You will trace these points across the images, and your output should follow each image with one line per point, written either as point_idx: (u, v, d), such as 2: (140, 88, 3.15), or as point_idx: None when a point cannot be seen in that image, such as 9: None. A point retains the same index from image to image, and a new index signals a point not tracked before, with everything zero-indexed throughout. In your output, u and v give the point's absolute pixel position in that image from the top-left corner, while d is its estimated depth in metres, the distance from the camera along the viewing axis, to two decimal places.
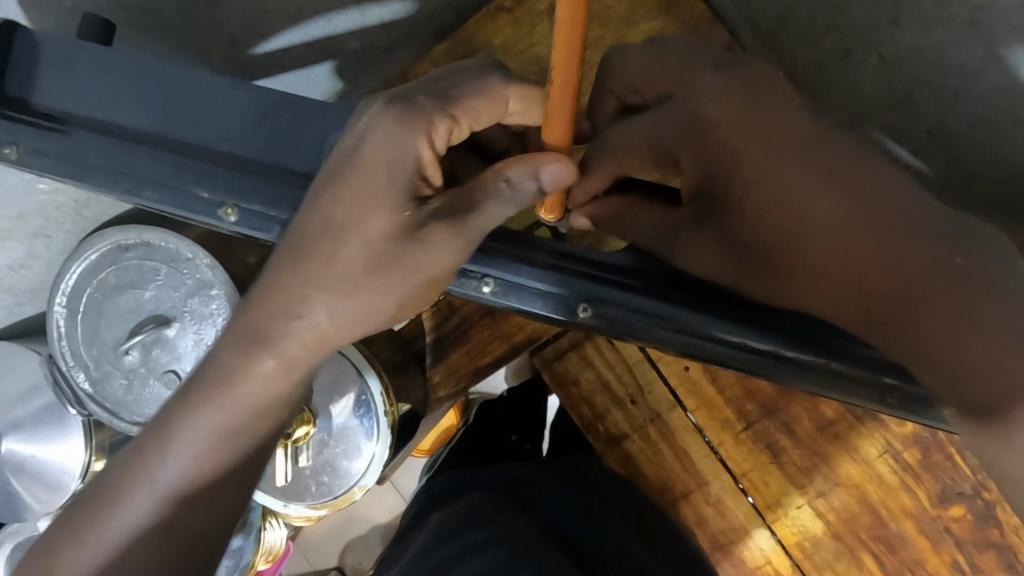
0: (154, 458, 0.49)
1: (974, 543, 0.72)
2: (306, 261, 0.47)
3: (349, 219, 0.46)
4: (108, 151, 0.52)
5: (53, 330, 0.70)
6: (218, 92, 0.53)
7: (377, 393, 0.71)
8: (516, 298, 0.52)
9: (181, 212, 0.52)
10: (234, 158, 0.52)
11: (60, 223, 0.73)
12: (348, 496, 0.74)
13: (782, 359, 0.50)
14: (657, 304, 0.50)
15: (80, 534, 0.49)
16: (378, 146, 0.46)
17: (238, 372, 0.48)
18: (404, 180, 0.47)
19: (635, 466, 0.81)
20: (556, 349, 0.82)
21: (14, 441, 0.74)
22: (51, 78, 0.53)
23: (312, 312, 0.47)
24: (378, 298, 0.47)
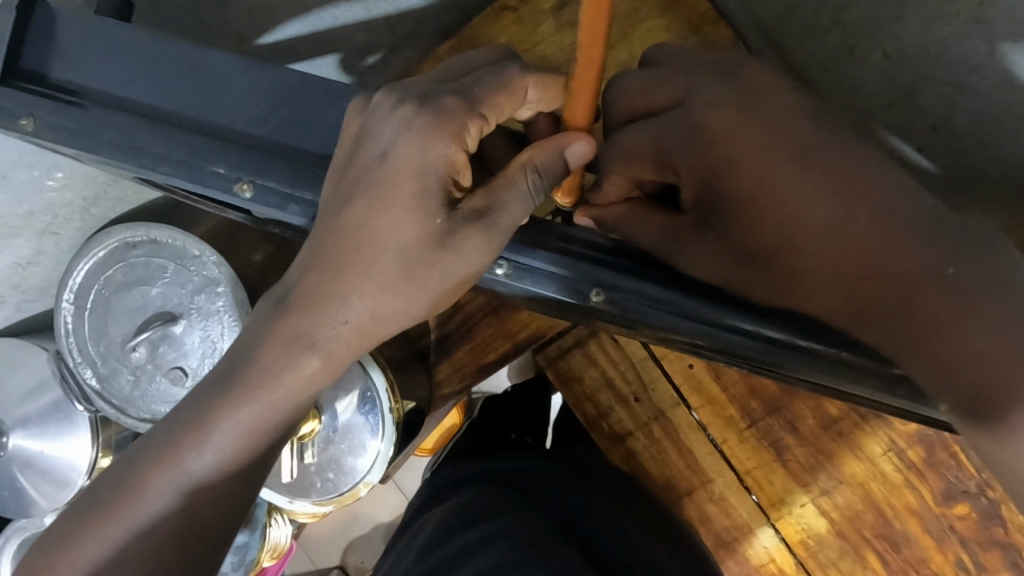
0: (184, 451, 0.49)
1: (979, 541, 0.72)
2: (334, 260, 0.47)
3: (372, 224, 0.46)
4: (122, 124, 0.49)
5: (60, 326, 0.71)
6: (234, 72, 0.51)
7: (382, 390, 0.71)
8: (527, 282, 0.51)
9: (194, 188, 0.49)
10: (252, 138, 0.50)
11: (68, 220, 0.74)
12: (353, 493, 0.74)
13: (793, 348, 0.49)
14: (680, 298, 0.50)
15: (103, 521, 0.49)
16: (402, 150, 0.46)
17: (275, 371, 0.48)
18: (435, 184, 0.46)
19: (639, 464, 0.81)
20: (561, 346, 0.82)
21: (23, 437, 0.75)
22: (68, 54, 0.52)
23: (350, 315, 0.47)
24: (411, 301, 0.48)
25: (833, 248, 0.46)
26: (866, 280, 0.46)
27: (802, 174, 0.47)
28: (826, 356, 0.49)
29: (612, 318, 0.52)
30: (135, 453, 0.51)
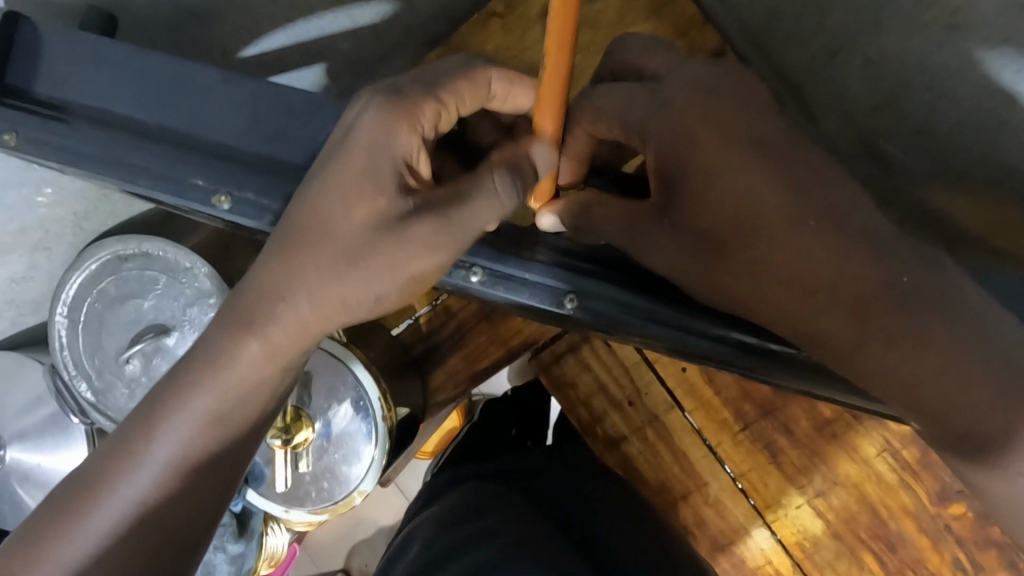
0: (141, 441, 0.47)
1: (974, 541, 0.73)
2: (289, 242, 0.46)
3: (323, 210, 0.45)
4: (104, 137, 0.49)
5: (54, 340, 0.71)
6: (212, 81, 0.50)
7: (375, 398, 0.72)
8: (502, 289, 0.51)
9: (175, 201, 0.49)
10: (233, 151, 0.49)
11: (62, 235, 0.74)
12: (347, 502, 0.74)
13: (764, 354, 0.49)
14: (652, 304, 0.50)
15: (63, 521, 0.47)
16: (360, 136, 0.46)
17: (229, 359, 0.46)
18: (387, 168, 0.46)
19: (634, 468, 0.82)
20: (553, 352, 0.82)
21: (20, 451, 0.76)
22: (50, 68, 0.51)
23: (297, 305, 0.46)
24: (359, 294, 0.46)
25: (799, 258, 0.46)
26: (827, 287, 0.45)
27: (770, 179, 0.48)
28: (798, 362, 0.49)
29: (591, 325, 0.52)
30: (91, 461, 0.48)
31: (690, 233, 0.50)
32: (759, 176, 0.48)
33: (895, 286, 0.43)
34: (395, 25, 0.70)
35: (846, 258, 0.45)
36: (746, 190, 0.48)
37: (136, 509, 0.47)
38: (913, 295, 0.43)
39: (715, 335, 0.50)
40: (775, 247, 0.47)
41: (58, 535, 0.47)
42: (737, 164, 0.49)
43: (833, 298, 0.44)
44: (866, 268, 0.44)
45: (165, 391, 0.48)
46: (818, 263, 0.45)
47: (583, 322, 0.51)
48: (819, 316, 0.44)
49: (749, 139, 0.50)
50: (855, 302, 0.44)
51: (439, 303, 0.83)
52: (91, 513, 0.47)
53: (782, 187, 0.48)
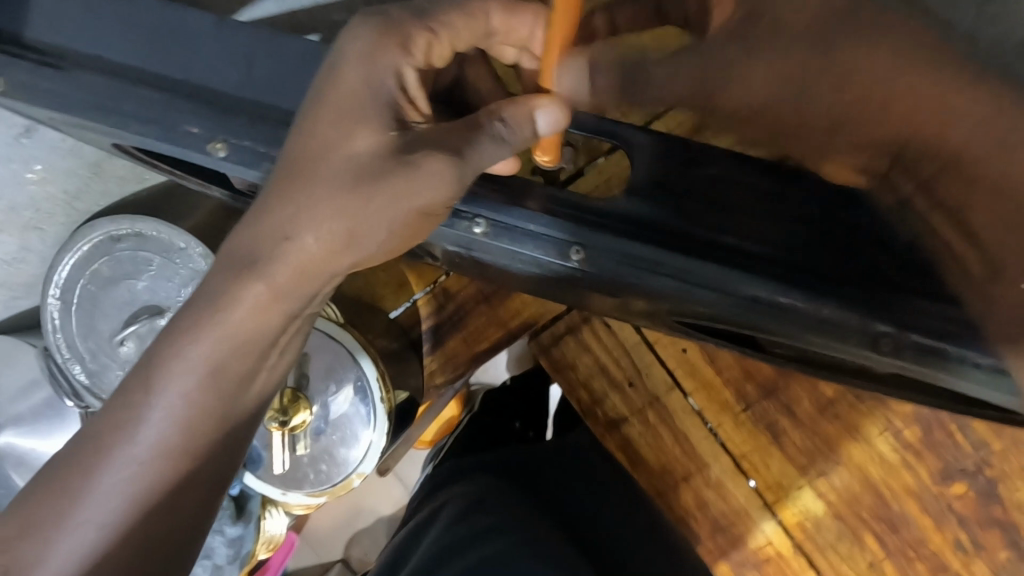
0: (144, 393, 0.45)
1: (978, 521, 0.72)
2: (283, 174, 0.44)
3: (318, 137, 0.44)
4: (92, 82, 0.46)
5: (47, 322, 0.70)
6: (210, 33, 0.48)
7: (373, 380, 0.71)
8: (507, 242, 0.49)
9: (166, 148, 0.46)
10: (232, 99, 0.47)
11: (53, 215, 0.72)
12: (347, 484, 0.74)
13: (773, 306, 0.47)
14: (658, 255, 0.47)
15: (63, 485, 0.44)
16: (350, 64, 0.45)
17: (224, 295, 0.45)
18: (382, 98, 0.45)
19: (634, 451, 0.80)
20: (552, 334, 0.80)
21: (15, 436, 0.75)
22: (40, 14, 0.48)
23: (297, 236, 0.44)
24: (360, 228, 0.44)
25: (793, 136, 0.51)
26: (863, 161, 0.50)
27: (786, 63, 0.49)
28: (804, 312, 0.47)
29: (596, 281, 0.50)
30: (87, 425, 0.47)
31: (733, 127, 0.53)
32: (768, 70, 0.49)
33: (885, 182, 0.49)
34: None
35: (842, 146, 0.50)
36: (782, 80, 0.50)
37: (138, 467, 0.45)
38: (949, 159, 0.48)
39: (740, 295, 0.47)
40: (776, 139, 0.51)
41: (57, 498, 0.44)
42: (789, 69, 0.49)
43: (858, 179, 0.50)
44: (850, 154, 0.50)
45: (165, 344, 0.46)
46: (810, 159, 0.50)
47: (589, 275, 0.49)
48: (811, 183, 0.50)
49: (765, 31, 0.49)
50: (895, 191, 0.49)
51: (437, 284, 0.81)
52: (97, 474, 0.45)
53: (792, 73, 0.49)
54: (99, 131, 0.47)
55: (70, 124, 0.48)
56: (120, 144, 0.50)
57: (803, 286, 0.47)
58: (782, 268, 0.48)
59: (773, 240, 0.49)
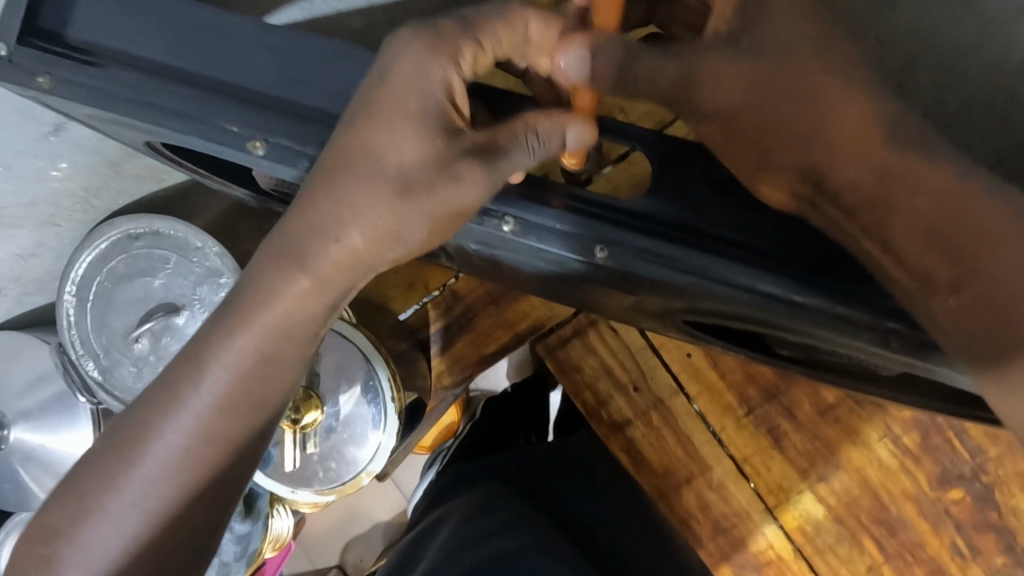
0: (185, 384, 0.47)
1: (974, 525, 0.74)
2: (329, 174, 0.45)
3: (360, 140, 0.45)
4: (135, 81, 0.48)
5: (62, 319, 0.71)
6: (248, 33, 0.49)
7: (384, 380, 0.72)
8: (533, 239, 0.50)
9: (206, 146, 0.48)
10: (269, 98, 0.48)
11: (71, 211, 0.73)
12: (355, 482, 0.75)
13: (792, 305, 0.48)
14: (676, 253, 0.48)
15: (114, 464, 0.48)
16: (399, 71, 0.45)
17: (269, 289, 0.46)
18: (431, 106, 0.45)
19: (638, 452, 0.81)
20: (559, 336, 0.82)
21: (24, 431, 0.76)
22: (81, 13, 0.49)
23: (337, 233, 0.45)
24: (400, 228, 0.46)
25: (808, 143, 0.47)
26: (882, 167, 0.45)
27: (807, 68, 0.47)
28: (823, 312, 0.48)
29: (614, 279, 0.51)
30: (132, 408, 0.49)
31: (741, 128, 0.48)
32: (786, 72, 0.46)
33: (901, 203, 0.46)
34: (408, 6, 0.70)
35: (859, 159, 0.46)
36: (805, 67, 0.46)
37: (180, 451, 0.47)
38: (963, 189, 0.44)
39: (760, 292, 0.48)
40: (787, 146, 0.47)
41: (107, 477, 0.48)
42: (808, 55, 0.46)
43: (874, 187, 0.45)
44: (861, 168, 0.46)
45: (205, 340, 0.48)
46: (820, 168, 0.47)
47: (610, 272, 0.50)
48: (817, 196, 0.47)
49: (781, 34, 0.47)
50: (918, 211, 0.45)
51: (447, 287, 0.83)
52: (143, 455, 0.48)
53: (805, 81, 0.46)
54: (140, 128, 0.50)
55: (111, 120, 0.50)
56: (158, 140, 0.52)
57: (818, 282, 0.48)
58: (806, 266, 0.48)
59: (795, 240, 0.49)
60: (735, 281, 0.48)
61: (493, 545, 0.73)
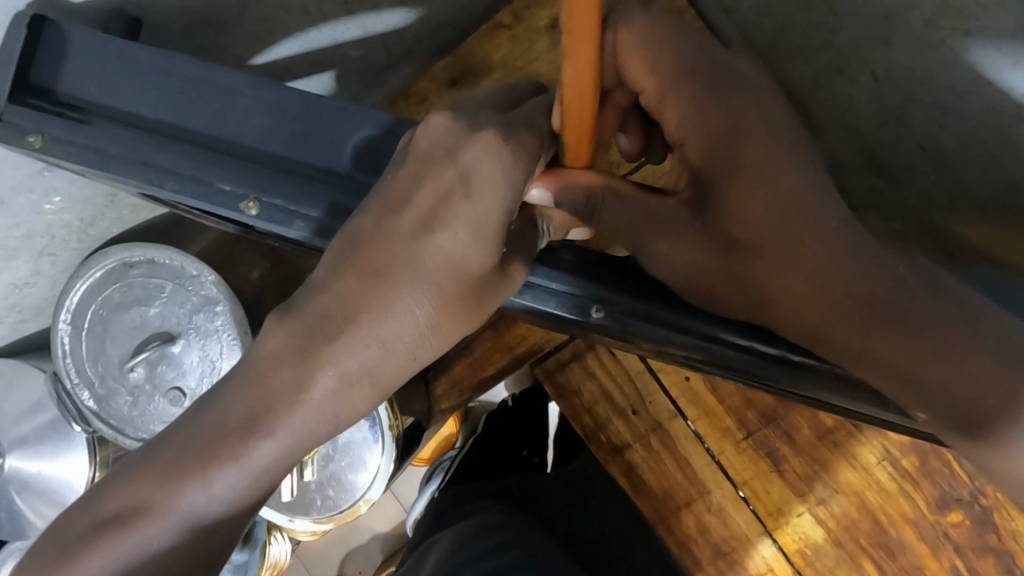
0: (204, 468, 0.42)
1: (973, 548, 0.74)
2: (382, 278, 0.42)
3: (425, 243, 0.42)
4: (128, 141, 0.49)
5: (57, 347, 0.71)
6: (242, 91, 0.49)
7: (383, 408, 0.71)
8: (529, 299, 0.51)
9: (201, 204, 0.49)
10: (264, 155, 0.49)
11: (67, 242, 0.73)
12: (353, 510, 0.75)
13: (786, 363, 0.49)
14: (665, 308, 0.50)
15: (110, 550, 0.42)
16: (478, 176, 0.42)
17: (304, 393, 0.43)
18: (504, 212, 0.42)
19: (637, 477, 0.81)
20: (558, 360, 0.82)
21: (19, 459, 0.75)
22: (73, 68, 0.49)
23: (388, 337, 0.42)
24: (453, 333, 0.45)
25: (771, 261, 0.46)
26: (846, 302, 0.44)
27: (779, 183, 0.46)
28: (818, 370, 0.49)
29: (612, 332, 0.53)
30: (130, 483, 0.44)
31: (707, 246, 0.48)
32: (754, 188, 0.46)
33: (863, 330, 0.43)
34: (403, 33, 0.69)
35: (818, 283, 0.44)
36: (779, 196, 0.46)
37: (194, 533, 0.44)
38: (921, 336, 0.42)
39: (757, 351, 0.49)
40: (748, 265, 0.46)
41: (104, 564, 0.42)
42: (772, 170, 0.46)
43: (829, 317, 0.44)
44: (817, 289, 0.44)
45: (207, 420, 0.44)
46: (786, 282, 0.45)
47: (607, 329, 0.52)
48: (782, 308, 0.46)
49: (755, 154, 0.46)
50: (870, 345, 0.43)
51: None
52: (150, 540, 0.43)
53: (768, 198, 0.46)
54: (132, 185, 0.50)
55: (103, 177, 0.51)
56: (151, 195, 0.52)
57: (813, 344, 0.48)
58: None
59: None
60: (731, 338, 0.50)
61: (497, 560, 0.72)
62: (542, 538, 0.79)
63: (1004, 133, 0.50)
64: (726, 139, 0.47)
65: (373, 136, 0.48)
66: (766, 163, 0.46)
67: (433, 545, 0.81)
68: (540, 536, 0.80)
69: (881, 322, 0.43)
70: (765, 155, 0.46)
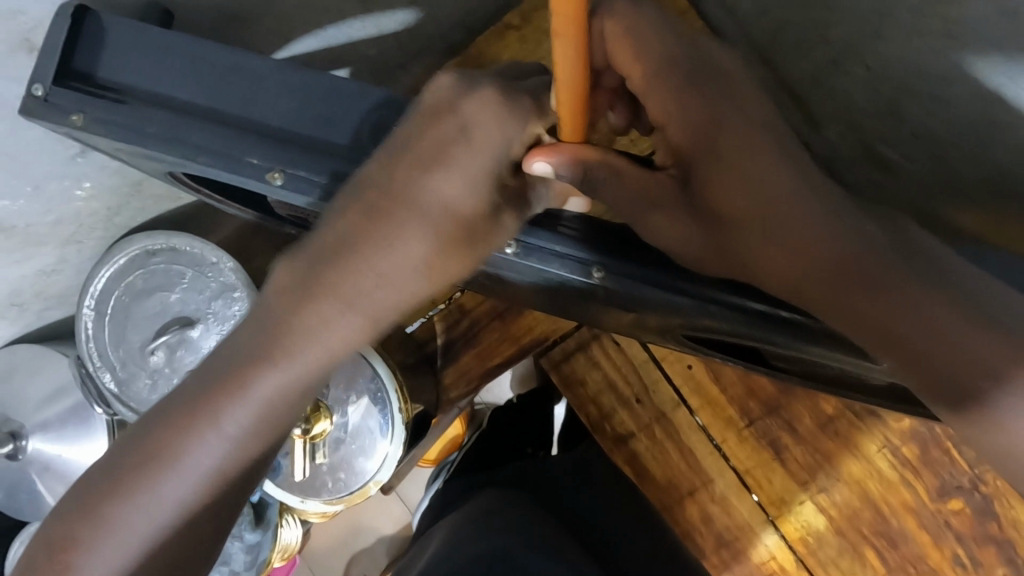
0: (213, 409, 0.46)
1: (974, 538, 0.74)
2: (385, 219, 0.45)
3: (426, 185, 0.45)
4: (164, 119, 0.52)
5: (81, 332, 0.73)
6: (265, 70, 0.52)
7: (392, 392, 0.74)
8: (534, 259, 0.53)
9: (231, 177, 0.52)
10: (289, 133, 0.52)
11: (93, 229, 0.76)
12: (363, 492, 0.76)
13: (782, 321, 0.51)
14: (662, 271, 0.52)
15: (135, 482, 0.47)
16: (482, 126, 0.45)
17: (305, 330, 0.45)
18: (498, 165, 0.46)
19: (642, 466, 0.82)
20: (563, 350, 0.84)
21: (42, 441, 0.78)
22: (111, 55, 0.53)
23: (387, 274, 0.45)
24: (448, 275, 0.47)
25: (760, 230, 0.46)
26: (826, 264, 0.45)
27: (762, 161, 0.47)
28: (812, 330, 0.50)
29: (613, 300, 0.55)
30: (153, 423, 0.48)
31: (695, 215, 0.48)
32: (737, 160, 0.47)
33: (843, 295, 0.44)
34: (416, 32, 0.73)
35: (798, 247, 0.45)
36: (758, 170, 0.47)
37: (206, 472, 0.47)
38: (900, 301, 0.43)
39: (751, 309, 0.51)
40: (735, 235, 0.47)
41: (129, 495, 0.47)
42: (751, 147, 0.47)
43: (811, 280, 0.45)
44: (799, 261, 0.45)
45: (219, 362, 0.48)
46: (773, 249, 0.46)
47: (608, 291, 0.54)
48: (768, 271, 0.47)
49: (734, 132, 0.48)
50: (853, 309, 0.44)
51: (453, 301, 0.85)
52: (166, 475, 0.47)
53: (749, 170, 0.47)
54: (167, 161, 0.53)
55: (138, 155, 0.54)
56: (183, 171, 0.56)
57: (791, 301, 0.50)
58: None
59: None
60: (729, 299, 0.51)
61: (500, 541, 0.74)
62: (542, 518, 0.82)
63: (989, 121, 0.54)
64: (709, 120, 0.48)
65: (389, 119, 0.51)
66: (743, 141, 0.47)
67: (438, 527, 0.83)
68: (539, 515, 0.82)
69: (863, 289, 0.44)
70: (745, 138, 0.48)
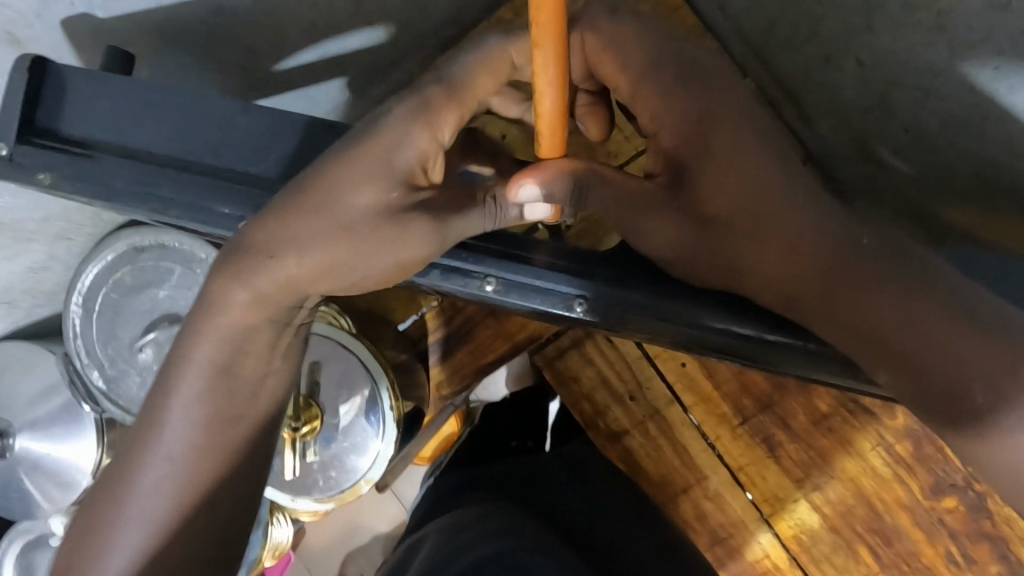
0: (165, 396, 0.51)
1: (968, 534, 0.74)
2: (289, 204, 0.48)
3: (325, 174, 0.48)
4: (134, 171, 0.56)
5: (68, 329, 0.73)
6: (238, 116, 0.57)
7: (384, 390, 0.73)
8: (513, 296, 0.54)
9: (204, 226, 0.57)
10: (261, 179, 0.56)
11: (82, 226, 0.75)
12: (354, 490, 0.76)
13: (767, 344, 0.50)
14: (647, 296, 0.52)
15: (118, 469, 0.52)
16: (384, 132, 0.48)
17: (221, 305, 0.50)
18: (399, 161, 0.48)
19: (635, 461, 0.84)
20: (557, 347, 0.84)
21: (30, 440, 0.77)
22: (101, 109, 0.58)
23: (286, 255, 0.48)
24: (349, 262, 0.49)
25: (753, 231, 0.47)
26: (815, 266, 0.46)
27: (756, 160, 0.48)
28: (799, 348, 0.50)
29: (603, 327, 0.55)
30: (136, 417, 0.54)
31: (689, 217, 0.49)
32: (728, 159, 0.47)
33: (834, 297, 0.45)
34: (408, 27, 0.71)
35: (790, 250, 0.46)
36: (749, 171, 0.47)
37: (169, 461, 0.51)
38: (886, 299, 0.44)
39: (733, 332, 0.51)
40: (726, 239, 0.48)
41: (114, 485, 0.51)
42: (741, 146, 0.48)
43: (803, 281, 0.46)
44: (793, 264, 0.46)
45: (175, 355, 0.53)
46: (768, 250, 0.47)
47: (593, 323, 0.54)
48: (760, 274, 0.48)
49: (727, 131, 0.48)
50: (848, 310, 0.45)
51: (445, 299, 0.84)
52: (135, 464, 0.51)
53: (742, 170, 0.47)
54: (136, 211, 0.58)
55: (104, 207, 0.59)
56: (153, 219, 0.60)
57: (786, 323, 0.49)
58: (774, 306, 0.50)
59: None
60: (714, 326, 0.51)
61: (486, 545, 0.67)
62: (533, 517, 0.75)
63: (980, 114, 0.53)
64: (702, 118, 0.48)
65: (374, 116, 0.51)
66: (735, 139, 0.48)
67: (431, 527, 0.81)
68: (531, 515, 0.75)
69: (852, 290, 0.45)
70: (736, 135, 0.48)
